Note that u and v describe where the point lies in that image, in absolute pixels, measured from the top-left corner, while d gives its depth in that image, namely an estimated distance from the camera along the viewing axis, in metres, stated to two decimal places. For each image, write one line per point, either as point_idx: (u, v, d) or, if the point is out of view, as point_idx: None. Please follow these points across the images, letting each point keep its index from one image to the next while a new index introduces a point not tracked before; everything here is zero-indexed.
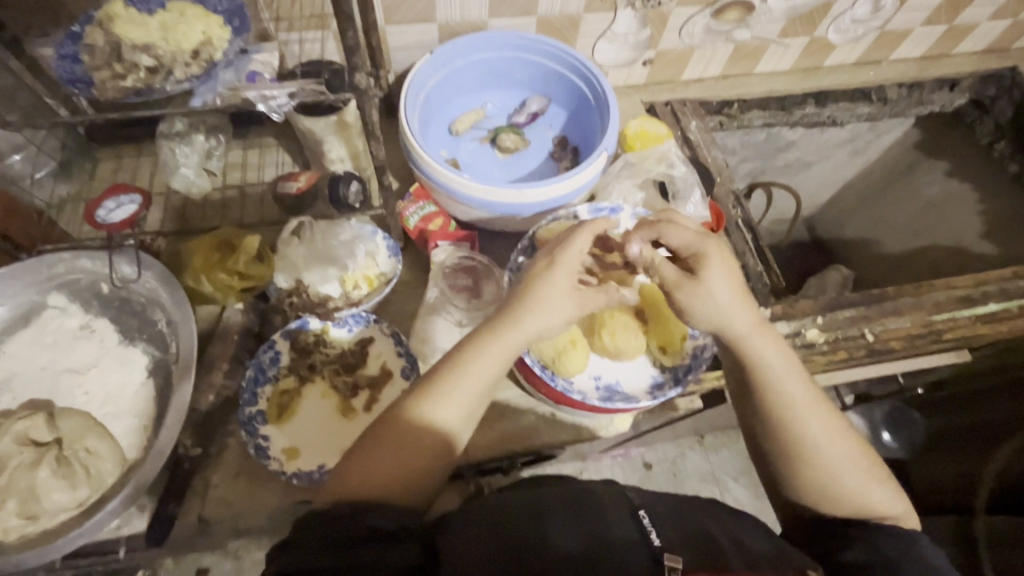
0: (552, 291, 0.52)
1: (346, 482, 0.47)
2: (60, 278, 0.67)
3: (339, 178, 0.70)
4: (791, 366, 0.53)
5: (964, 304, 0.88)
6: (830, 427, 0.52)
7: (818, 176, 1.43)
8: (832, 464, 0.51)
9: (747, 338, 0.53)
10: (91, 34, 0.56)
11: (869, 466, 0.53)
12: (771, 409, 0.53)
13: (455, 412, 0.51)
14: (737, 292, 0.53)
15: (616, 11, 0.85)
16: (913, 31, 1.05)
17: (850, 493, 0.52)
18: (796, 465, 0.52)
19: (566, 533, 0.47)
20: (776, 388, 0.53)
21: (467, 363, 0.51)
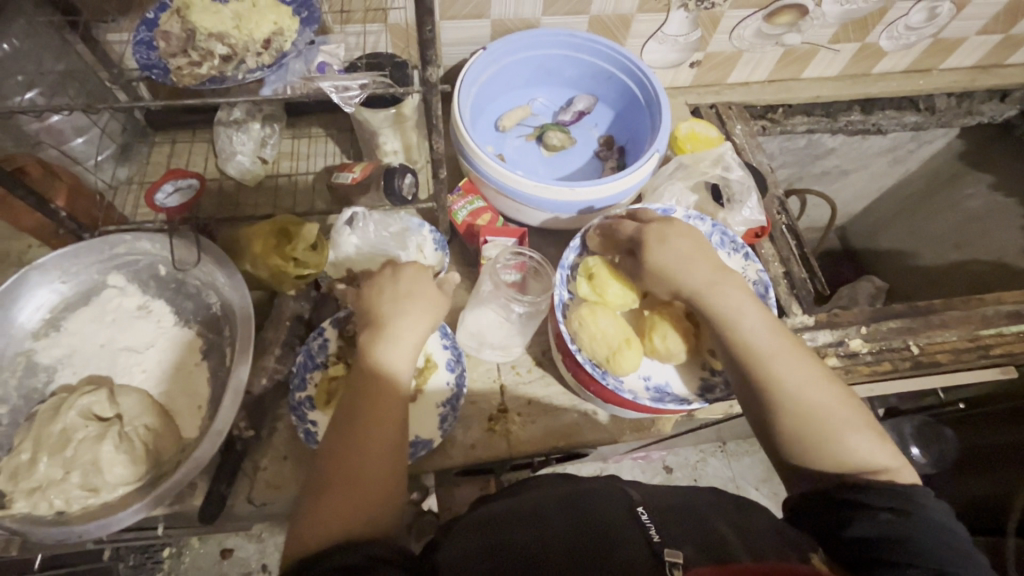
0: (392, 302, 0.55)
1: (315, 526, 0.43)
2: (121, 258, 0.68)
3: (395, 170, 0.70)
4: (752, 310, 0.56)
5: (1013, 319, 0.86)
6: (801, 371, 0.53)
7: (855, 184, 1.41)
8: (808, 409, 0.51)
9: (711, 285, 0.57)
10: (168, 21, 0.57)
11: (845, 411, 0.52)
12: (740, 357, 0.55)
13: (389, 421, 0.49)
14: (693, 246, 0.59)
15: (668, 13, 0.85)
16: (967, 40, 1.03)
17: (830, 437, 0.50)
18: (776, 416, 0.52)
19: (567, 525, 0.46)
20: (738, 333, 0.55)
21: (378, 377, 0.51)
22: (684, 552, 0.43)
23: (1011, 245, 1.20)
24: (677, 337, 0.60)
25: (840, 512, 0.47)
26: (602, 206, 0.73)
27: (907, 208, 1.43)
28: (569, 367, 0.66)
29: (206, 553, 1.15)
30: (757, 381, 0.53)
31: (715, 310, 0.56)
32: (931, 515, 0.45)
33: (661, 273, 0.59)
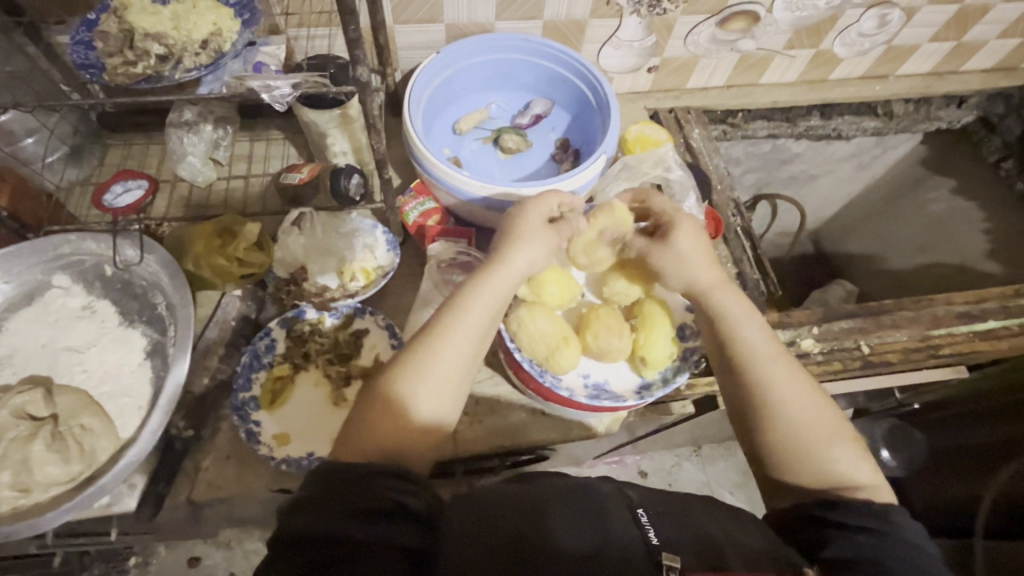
0: (535, 230, 0.58)
1: (364, 434, 0.47)
2: (66, 258, 0.68)
3: (340, 171, 0.70)
4: (752, 317, 0.58)
5: (963, 319, 0.87)
6: (796, 379, 0.54)
7: (823, 189, 1.43)
8: (797, 415, 0.52)
9: (716, 290, 0.59)
10: (106, 21, 0.57)
11: (833, 424, 0.52)
12: (736, 359, 0.56)
13: (461, 357, 0.52)
14: (703, 253, 0.61)
15: (621, 18, 0.87)
16: (920, 47, 1.05)
17: (815, 445, 0.51)
18: (764, 426, 0.53)
19: (565, 533, 0.44)
20: (739, 336, 0.57)
21: (461, 307, 0.53)
22: (680, 557, 0.44)
23: (973, 249, 1.22)
24: (610, 334, 0.60)
25: (818, 530, 0.47)
26: None
27: (874, 213, 1.45)
28: (511, 366, 0.66)
29: (170, 563, 1.13)
30: (750, 383, 0.54)
31: (718, 312, 0.58)
32: (909, 536, 0.45)
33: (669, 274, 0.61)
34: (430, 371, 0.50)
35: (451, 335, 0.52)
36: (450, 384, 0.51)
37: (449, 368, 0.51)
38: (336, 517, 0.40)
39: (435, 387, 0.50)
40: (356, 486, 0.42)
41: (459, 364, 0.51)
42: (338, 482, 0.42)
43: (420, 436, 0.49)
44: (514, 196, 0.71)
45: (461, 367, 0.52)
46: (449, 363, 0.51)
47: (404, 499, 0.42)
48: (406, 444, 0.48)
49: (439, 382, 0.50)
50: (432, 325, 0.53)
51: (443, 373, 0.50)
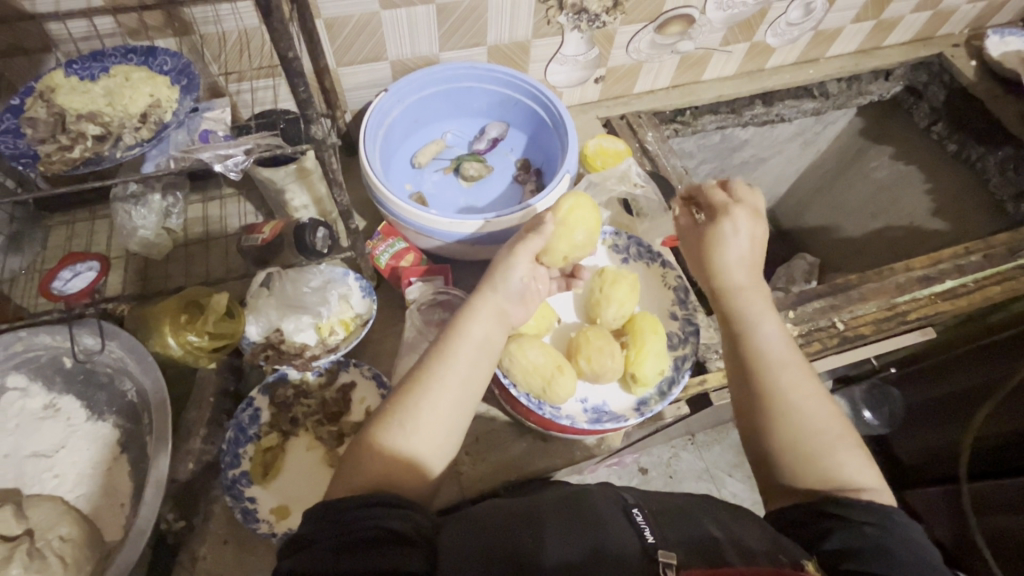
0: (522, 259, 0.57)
1: (371, 461, 0.46)
2: (18, 357, 0.63)
3: (305, 226, 0.69)
4: (771, 320, 0.58)
5: (924, 283, 0.91)
6: (806, 382, 0.55)
7: (774, 170, 1.47)
8: (807, 419, 0.52)
9: (746, 287, 0.60)
10: (32, 106, 0.54)
11: (839, 430, 0.53)
12: (749, 363, 0.56)
13: (461, 382, 0.50)
14: (751, 245, 0.61)
15: (563, 35, 0.88)
16: (845, 28, 1.10)
17: (822, 452, 0.51)
18: (775, 426, 0.53)
19: (559, 543, 0.44)
20: (753, 342, 0.57)
21: (462, 333, 0.52)
22: (675, 552, 0.44)
23: (918, 209, 1.29)
24: (603, 356, 0.61)
25: (820, 521, 0.48)
26: None
27: (823, 187, 1.51)
28: (507, 400, 0.65)
29: None
30: (759, 386, 0.55)
31: (740, 314, 0.59)
32: (909, 533, 0.46)
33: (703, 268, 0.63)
34: (434, 396, 0.49)
35: (450, 361, 0.50)
36: (452, 417, 0.49)
37: (451, 398, 0.49)
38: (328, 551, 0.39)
39: (424, 438, 0.48)
40: (339, 520, 0.41)
41: (463, 389, 0.50)
42: (323, 516, 0.41)
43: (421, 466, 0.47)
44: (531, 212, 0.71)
45: (453, 410, 0.49)
46: (452, 393, 0.50)
47: (390, 521, 0.41)
48: (408, 468, 0.47)
49: (446, 407, 0.49)
50: (421, 369, 0.51)
51: (444, 404, 0.49)
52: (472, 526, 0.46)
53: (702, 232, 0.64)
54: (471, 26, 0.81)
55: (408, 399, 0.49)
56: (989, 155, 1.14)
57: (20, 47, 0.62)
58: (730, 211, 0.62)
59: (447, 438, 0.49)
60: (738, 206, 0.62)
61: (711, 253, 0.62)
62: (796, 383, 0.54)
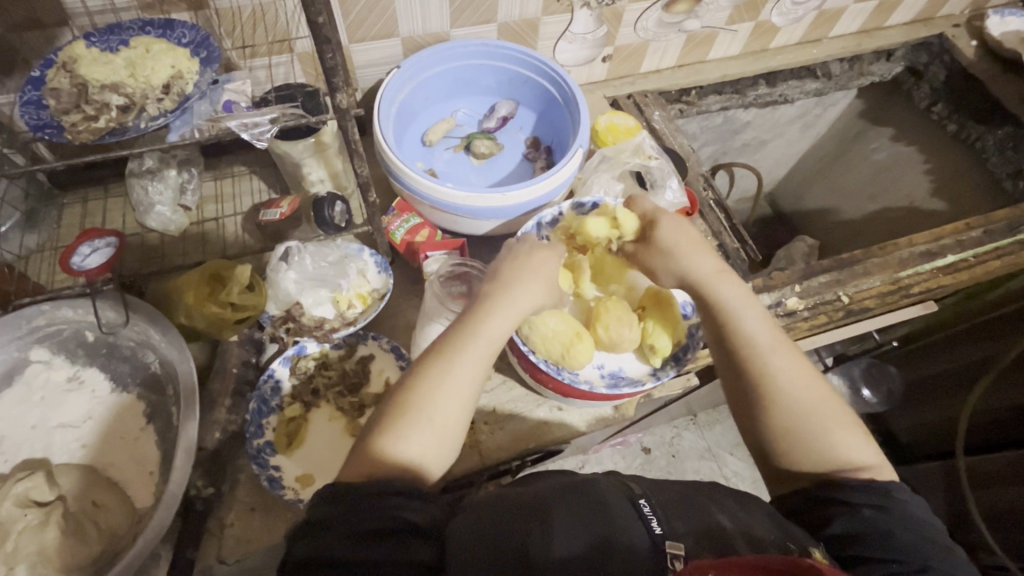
0: (532, 263, 0.59)
1: (380, 447, 0.48)
2: (42, 331, 0.63)
3: (323, 200, 0.69)
4: (750, 304, 0.58)
5: (925, 258, 0.93)
6: (797, 366, 0.55)
7: (775, 153, 1.49)
8: (804, 406, 0.53)
9: (710, 280, 0.59)
10: (55, 78, 0.54)
11: (837, 411, 0.54)
12: (737, 351, 0.56)
13: (477, 373, 0.52)
14: (692, 242, 0.60)
15: (573, 13, 0.88)
16: (848, 8, 1.11)
17: (821, 435, 0.52)
18: (773, 415, 0.54)
19: (567, 532, 0.46)
20: (737, 329, 0.56)
21: (464, 335, 0.53)
22: (683, 543, 0.45)
23: (918, 189, 1.31)
24: (620, 325, 0.63)
25: (822, 509, 0.50)
26: (536, 207, 0.75)
27: (824, 169, 1.53)
28: (526, 368, 0.67)
29: None
30: (748, 375, 0.55)
31: (718, 303, 0.58)
32: (910, 511, 0.48)
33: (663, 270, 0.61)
34: (436, 399, 0.50)
35: (454, 362, 0.52)
36: (463, 408, 0.51)
37: (456, 392, 0.51)
38: (348, 538, 0.40)
39: (425, 440, 0.49)
40: (357, 509, 0.42)
41: (462, 390, 0.51)
42: (339, 504, 0.42)
43: (434, 454, 0.49)
44: (544, 186, 0.72)
45: (453, 409, 0.51)
46: (465, 385, 0.52)
47: (406, 512, 0.42)
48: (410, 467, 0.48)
49: (448, 407, 0.50)
50: (418, 373, 0.52)
51: (452, 392, 0.51)
52: (472, 516, 0.47)
53: (645, 246, 0.63)
54: (482, 2, 0.81)
55: (425, 387, 0.51)
56: (989, 134, 1.15)
57: (38, 21, 0.62)
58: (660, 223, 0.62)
59: (448, 436, 0.50)
60: (664, 213, 0.62)
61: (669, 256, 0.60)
62: (789, 369, 0.55)
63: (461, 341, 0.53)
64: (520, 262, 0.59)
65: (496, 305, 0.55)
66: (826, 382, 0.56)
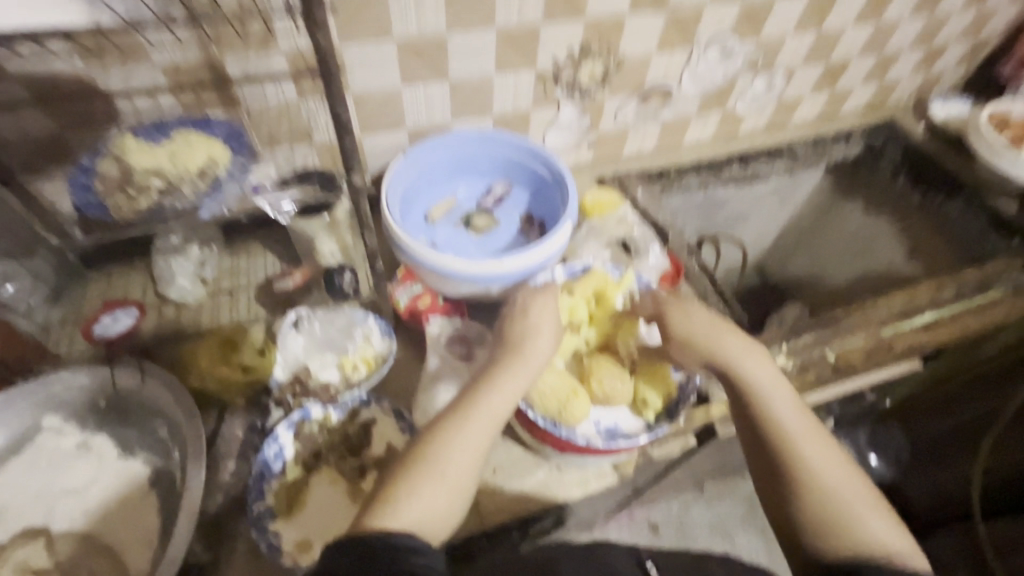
0: (541, 324, 0.65)
1: (398, 501, 0.50)
2: (57, 397, 0.65)
3: (334, 270, 0.77)
4: (775, 384, 0.61)
5: (904, 317, 0.97)
6: (825, 451, 0.57)
7: (756, 226, 1.58)
8: (831, 487, 0.55)
9: (740, 361, 0.62)
10: (104, 166, 0.62)
11: (862, 497, 0.56)
12: (764, 428, 0.59)
13: (489, 429, 0.56)
14: (721, 327, 0.65)
15: (559, 106, 1.00)
16: (804, 99, 1.25)
17: (852, 516, 0.54)
18: (801, 492, 0.56)
19: None
20: (763, 407, 0.59)
21: (473, 397, 0.58)
22: None
23: None
24: (612, 378, 0.67)
25: None
26: (531, 272, 0.79)
27: (804, 240, 1.61)
28: (523, 425, 0.69)
29: None
30: (778, 450, 0.58)
31: (748, 384, 0.60)
32: None
33: (688, 353, 0.65)
34: (449, 455, 0.54)
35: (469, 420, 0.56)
36: (477, 457, 0.55)
37: (469, 447, 0.54)
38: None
39: (440, 493, 0.52)
40: None
41: (476, 445, 0.55)
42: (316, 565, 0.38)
43: (445, 508, 0.51)
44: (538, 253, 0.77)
45: (466, 463, 0.54)
46: (475, 441, 0.55)
47: None
48: (425, 522, 0.50)
49: (462, 462, 0.54)
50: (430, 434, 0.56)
51: (466, 447, 0.54)
52: None
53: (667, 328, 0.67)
54: (479, 98, 0.92)
55: (434, 441, 0.54)
56: None
57: (91, 119, 0.72)
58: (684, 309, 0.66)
59: (462, 490, 0.53)
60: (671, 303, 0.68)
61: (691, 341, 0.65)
62: (814, 451, 0.57)
63: (473, 402, 0.57)
64: (524, 326, 0.65)
65: (512, 366, 0.60)
66: (850, 467, 0.58)
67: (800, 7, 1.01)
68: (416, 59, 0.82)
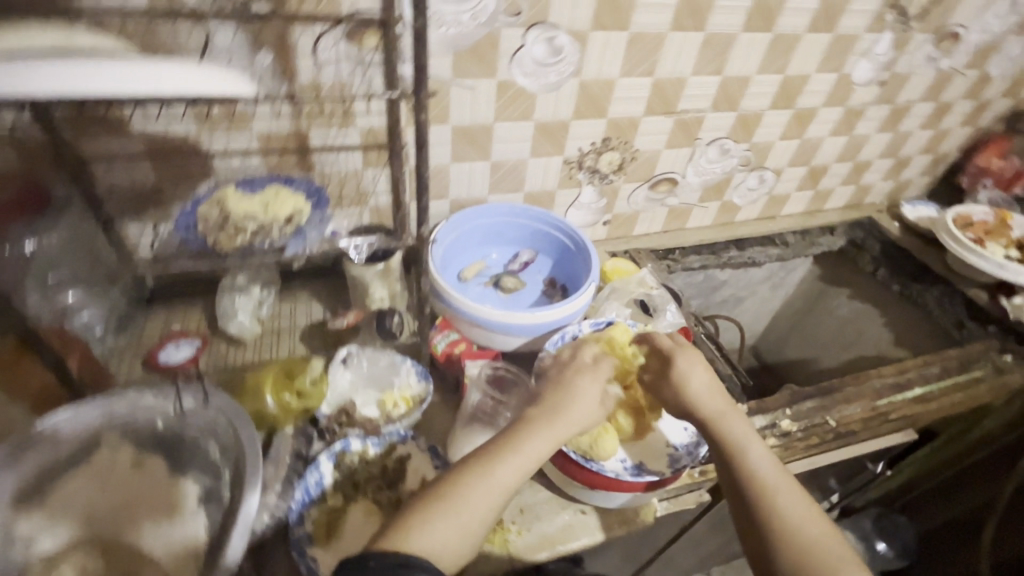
0: (579, 392, 0.69)
1: (413, 528, 0.54)
2: (120, 417, 0.68)
3: (384, 313, 0.85)
4: (752, 441, 0.66)
5: (897, 389, 1.05)
6: (801, 505, 0.60)
7: (753, 308, 1.69)
8: (803, 538, 0.57)
9: (717, 418, 0.69)
10: (207, 209, 0.73)
11: (840, 554, 0.57)
12: (739, 479, 0.64)
13: (510, 479, 0.59)
14: (706, 381, 0.72)
15: (580, 188, 1.14)
16: (791, 195, 1.42)
17: (824, 569, 0.55)
18: (776, 544, 0.58)
19: None
20: (739, 459, 0.65)
21: (507, 447, 0.61)
22: None
23: (882, 341, 1.48)
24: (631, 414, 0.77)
25: None
26: (558, 326, 0.88)
27: (798, 324, 1.71)
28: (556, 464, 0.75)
29: None
30: (751, 501, 0.61)
31: (728, 437, 0.67)
32: None
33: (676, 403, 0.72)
34: (470, 495, 0.57)
35: (496, 466, 0.59)
36: (494, 503, 0.58)
37: (489, 493, 0.58)
38: None
39: (452, 530, 0.55)
40: None
41: (495, 491, 0.58)
42: None
43: (453, 545, 0.54)
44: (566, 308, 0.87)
45: (482, 507, 0.57)
46: (497, 487, 0.58)
47: None
48: (434, 552, 0.53)
49: (479, 505, 0.57)
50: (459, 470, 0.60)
51: (486, 491, 0.57)
52: None
53: (662, 376, 0.74)
54: (515, 176, 1.06)
55: (465, 478, 0.58)
56: (927, 293, 1.36)
57: (189, 173, 0.84)
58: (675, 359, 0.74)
59: (472, 532, 0.56)
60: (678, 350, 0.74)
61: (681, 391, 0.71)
62: (789, 504, 0.60)
63: (505, 451, 0.61)
64: (564, 390, 0.69)
65: (543, 424, 0.64)
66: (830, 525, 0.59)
67: (785, 119, 1.20)
68: (466, 141, 0.97)
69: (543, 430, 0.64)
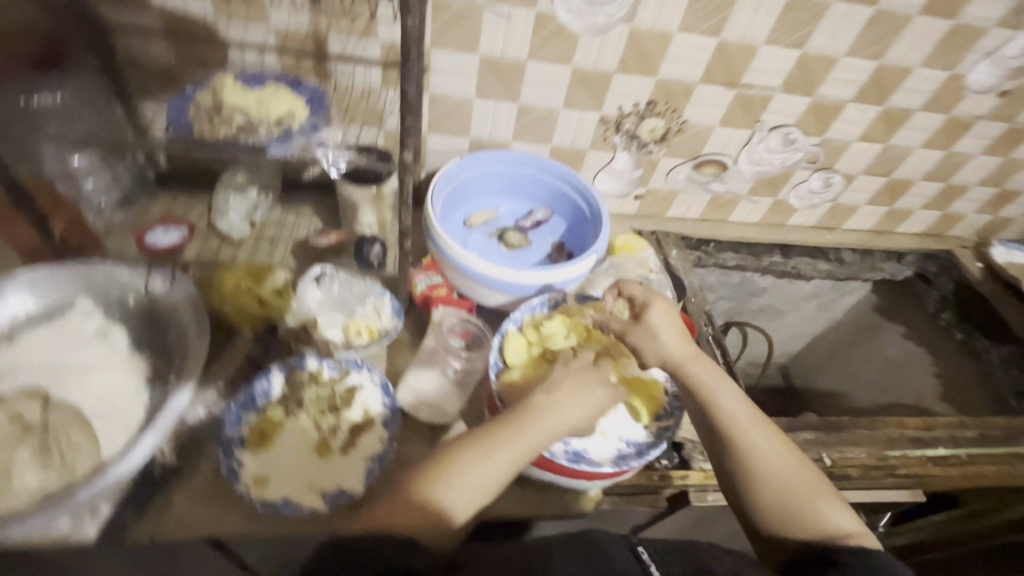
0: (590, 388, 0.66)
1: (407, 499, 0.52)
2: (96, 285, 0.72)
3: (365, 241, 0.84)
4: (725, 386, 0.67)
5: (917, 444, 0.93)
6: (774, 442, 0.63)
7: (791, 326, 1.53)
8: (782, 478, 0.60)
9: (688, 363, 0.69)
10: (203, 96, 0.71)
11: (813, 482, 0.61)
12: (718, 429, 0.64)
13: (510, 464, 0.57)
14: (673, 329, 0.71)
15: (615, 153, 1.05)
16: (860, 208, 1.25)
17: (803, 501, 0.59)
18: (757, 492, 0.60)
19: None
20: (716, 408, 0.65)
21: (508, 432, 0.59)
22: None
23: (927, 390, 1.32)
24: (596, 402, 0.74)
25: None
26: (545, 291, 0.83)
27: (836, 354, 1.55)
28: None
29: None
30: (732, 450, 0.63)
31: (704, 386, 0.67)
32: None
33: (649, 352, 0.71)
34: (469, 475, 0.54)
35: (495, 448, 0.57)
36: (494, 484, 0.55)
37: (489, 475, 0.55)
38: None
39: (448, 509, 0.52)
40: None
41: (495, 472, 0.56)
42: None
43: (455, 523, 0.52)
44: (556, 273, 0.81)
45: (481, 487, 0.55)
46: (495, 471, 0.56)
47: None
48: (428, 524, 0.51)
49: (479, 484, 0.54)
50: (453, 449, 0.57)
51: (487, 471, 0.55)
52: None
53: (631, 329, 0.73)
54: (543, 126, 0.98)
55: (462, 460, 0.56)
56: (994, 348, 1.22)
57: (205, 59, 0.82)
58: (648, 307, 0.73)
59: (471, 510, 0.53)
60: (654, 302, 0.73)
61: (651, 341, 0.71)
62: (765, 443, 0.63)
63: (505, 434, 0.58)
64: (574, 382, 0.66)
65: (548, 413, 0.61)
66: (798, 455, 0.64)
67: (870, 116, 1.03)
68: (494, 76, 0.90)
69: (546, 417, 0.61)
